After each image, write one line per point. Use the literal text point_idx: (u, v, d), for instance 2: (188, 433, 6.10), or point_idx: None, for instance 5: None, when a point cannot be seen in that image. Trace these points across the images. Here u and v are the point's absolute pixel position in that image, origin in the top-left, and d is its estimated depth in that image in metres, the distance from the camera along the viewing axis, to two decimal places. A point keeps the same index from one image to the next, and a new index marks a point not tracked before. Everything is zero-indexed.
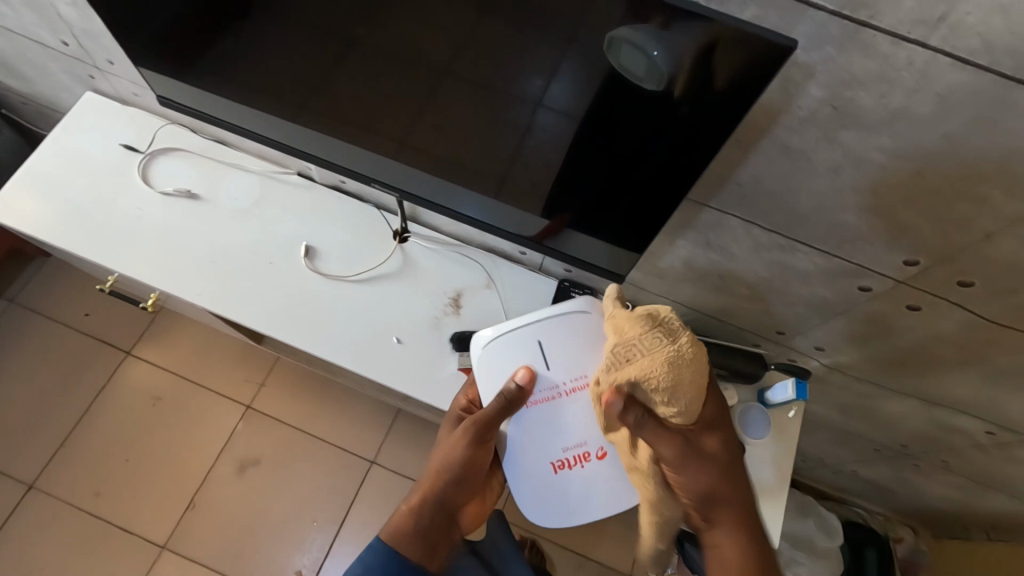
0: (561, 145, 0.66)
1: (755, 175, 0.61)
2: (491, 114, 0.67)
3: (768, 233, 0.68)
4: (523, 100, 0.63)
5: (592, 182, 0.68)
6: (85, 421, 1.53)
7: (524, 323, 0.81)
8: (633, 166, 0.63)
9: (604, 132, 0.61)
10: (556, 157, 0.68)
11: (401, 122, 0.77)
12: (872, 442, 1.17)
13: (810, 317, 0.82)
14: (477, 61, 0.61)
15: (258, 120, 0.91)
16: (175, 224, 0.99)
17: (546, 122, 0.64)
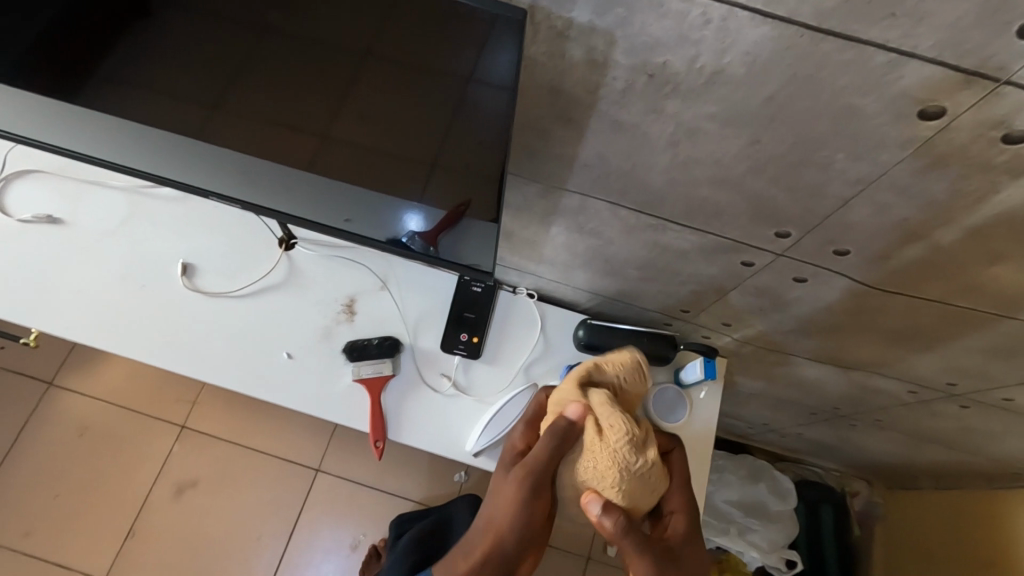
0: (458, 141, 0.57)
1: (598, 154, 0.56)
2: (424, 104, 0.54)
3: (634, 214, 0.64)
4: (460, 78, 0.50)
5: (450, 166, 0.60)
6: (9, 459, 1.46)
7: (474, 394, 0.90)
8: (488, 140, 0.55)
9: (477, 112, 0.53)
10: (442, 141, 0.57)
11: (229, 111, 0.64)
12: (807, 406, 1.14)
13: (705, 294, 0.78)
14: (403, 30, 0.48)
15: (79, 119, 0.74)
16: (38, 255, 0.92)
17: (483, 102, 0.52)
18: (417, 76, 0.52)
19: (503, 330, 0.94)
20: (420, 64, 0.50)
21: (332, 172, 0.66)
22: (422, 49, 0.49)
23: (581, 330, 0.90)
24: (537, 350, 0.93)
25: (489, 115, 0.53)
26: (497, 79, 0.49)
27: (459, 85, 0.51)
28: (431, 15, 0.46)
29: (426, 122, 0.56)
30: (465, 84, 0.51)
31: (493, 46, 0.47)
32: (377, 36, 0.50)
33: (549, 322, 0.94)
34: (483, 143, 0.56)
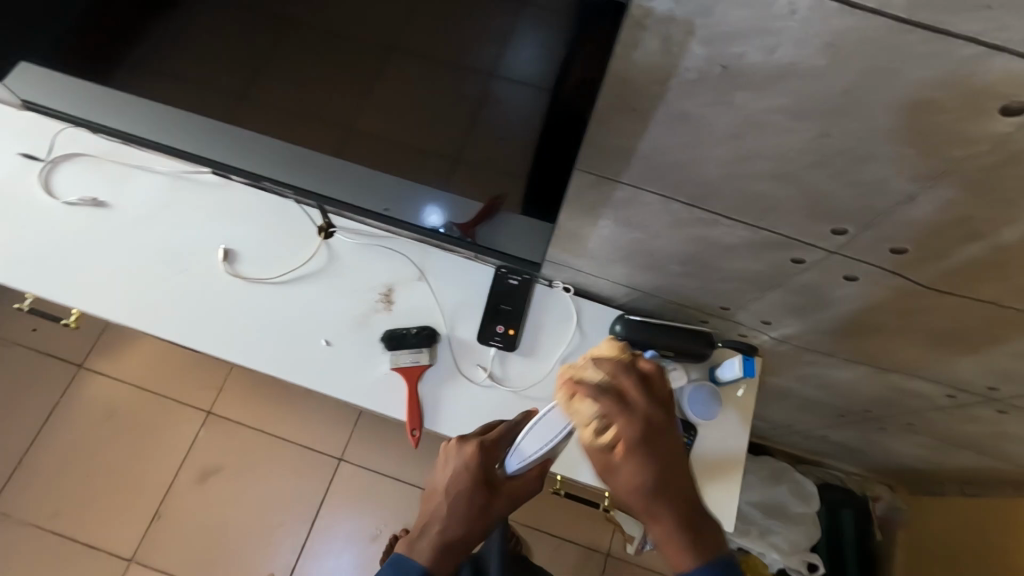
0: (521, 135, 0.57)
1: (656, 145, 0.56)
2: (496, 94, 0.54)
3: (685, 207, 0.64)
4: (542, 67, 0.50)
5: (514, 157, 0.59)
6: (41, 438, 1.49)
7: (507, 386, 0.90)
8: (560, 133, 0.55)
9: (554, 102, 0.52)
10: (510, 132, 0.57)
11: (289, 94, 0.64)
12: (837, 408, 1.13)
13: (748, 291, 0.78)
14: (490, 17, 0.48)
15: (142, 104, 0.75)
16: (82, 237, 0.93)
17: (511, 99, 0.54)
18: (490, 64, 0.52)
19: (539, 323, 0.94)
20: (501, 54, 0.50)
21: (382, 163, 0.67)
22: (506, 37, 0.49)
23: (618, 325, 0.90)
24: (572, 344, 0.93)
25: (566, 107, 0.52)
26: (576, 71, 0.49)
27: (539, 76, 0.51)
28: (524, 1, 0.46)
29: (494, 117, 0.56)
30: (543, 75, 0.51)
31: (578, 39, 0.47)
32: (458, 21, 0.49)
33: (584, 316, 0.95)
34: (553, 136, 0.55)
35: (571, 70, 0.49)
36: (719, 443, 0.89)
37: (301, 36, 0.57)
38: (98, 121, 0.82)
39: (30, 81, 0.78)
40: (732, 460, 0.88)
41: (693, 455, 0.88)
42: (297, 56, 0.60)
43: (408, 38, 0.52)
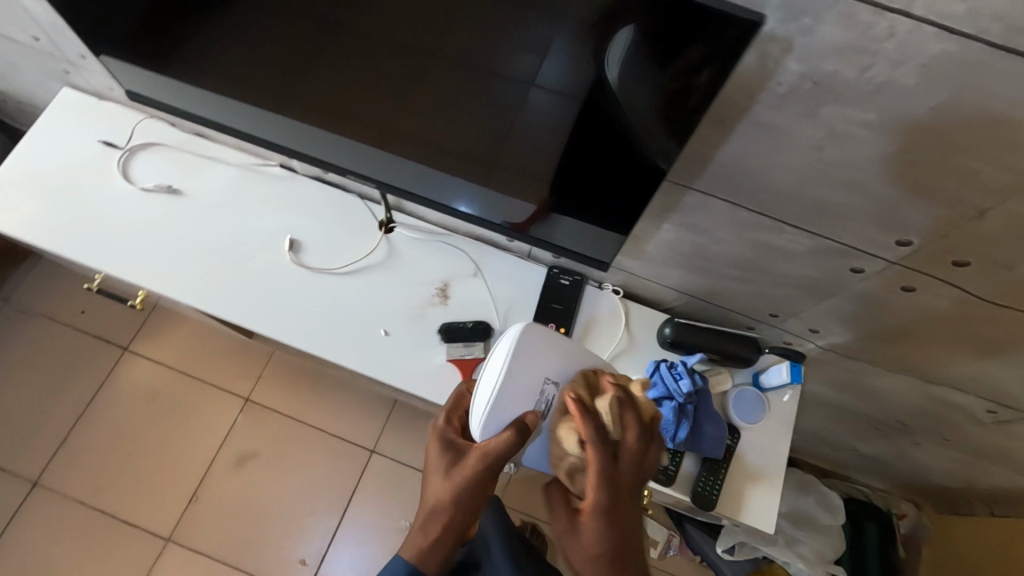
0: (620, 145, 0.61)
1: (735, 154, 0.59)
2: (599, 132, 0.61)
3: (752, 214, 0.66)
4: (646, 115, 0.56)
5: (610, 156, 0.63)
6: (86, 417, 1.54)
7: None
8: (659, 137, 0.58)
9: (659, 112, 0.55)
10: (609, 134, 0.60)
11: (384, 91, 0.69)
12: (872, 420, 1.15)
13: (801, 299, 0.81)
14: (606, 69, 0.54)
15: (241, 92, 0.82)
16: (157, 222, 0.97)
17: (541, 104, 0.62)
18: (600, 106, 0.58)
19: (588, 323, 0.97)
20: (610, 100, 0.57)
21: (466, 148, 0.73)
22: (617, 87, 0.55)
23: (667, 328, 0.93)
24: (620, 345, 0.96)
25: (670, 116, 0.55)
26: (678, 120, 0.55)
27: (642, 120, 0.57)
28: (639, 62, 0.52)
29: (595, 148, 0.63)
30: (644, 120, 0.57)
31: (683, 93, 0.52)
32: (578, 69, 0.55)
33: (632, 319, 0.98)
34: (652, 141, 0.59)
35: (672, 105, 0.54)
36: (762, 448, 0.91)
37: (405, 39, 0.61)
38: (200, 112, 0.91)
39: (136, 73, 0.88)
40: (774, 464, 0.91)
41: (736, 458, 0.91)
42: (396, 58, 0.64)
43: (522, 43, 0.56)
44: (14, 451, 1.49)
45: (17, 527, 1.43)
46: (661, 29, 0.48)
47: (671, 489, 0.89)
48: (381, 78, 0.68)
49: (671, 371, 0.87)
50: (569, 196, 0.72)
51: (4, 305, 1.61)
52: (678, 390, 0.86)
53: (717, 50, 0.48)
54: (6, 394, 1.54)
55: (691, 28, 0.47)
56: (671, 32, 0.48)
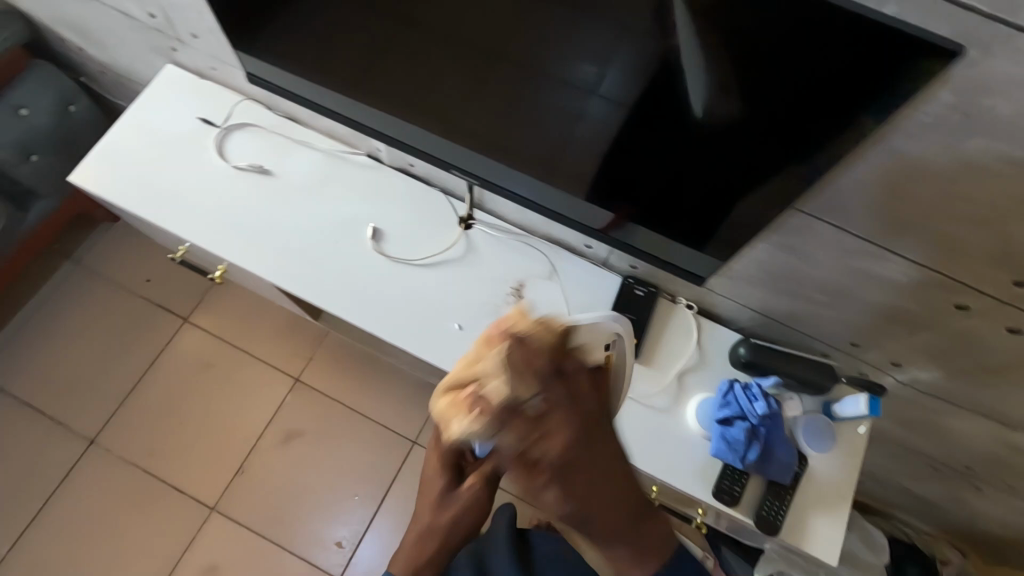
0: (762, 164, 0.60)
1: (858, 181, 0.59)
2: (729, 147, 0.60)
3: (859, 241, 0.66)
4: (788, 140, 0.55)
5: (746, 172, 0.62)
6: (143, 382, 1.59)
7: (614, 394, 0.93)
8: (807, 160, 0.57)
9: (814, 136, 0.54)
10: (750, 153, 0.59)
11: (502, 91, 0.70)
12: (936, 463, 1.12)
13: (891, 331, 0.79)
14: (756, 90, 0.53)
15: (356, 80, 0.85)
16: (248, 200, 1.01)
17: (599, 112, 0.66)
18: (747, 126, 0.56)
19: (658, 336, 0.97)
20: (751, 121, 0.56)
21: (574, 145, 0.75)
22: (763, 108, 0.54)
23: (741, 348, 0.92)
24: (691, 361, 0.95)
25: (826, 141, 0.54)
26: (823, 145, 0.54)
27: (782, 142, 0.56)
28: (797, 86, 0.50)
29: (719, 162, 0.63)
30: (785, 143, 0.56)
31: (838, 120, 0.51)
32: (738, 97, 0.54)
33: (704, 336, 0.97)
34: (798, 163, 0.57)
35: (833, 129, 0.52)
36: (830, 479, 0.90)
37: (534, 43, 0.62)
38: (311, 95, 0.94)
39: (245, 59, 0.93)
40: (840, 495, 0.89)
41: (802, 486, 0.90)
42: (522, 60, 0.65)
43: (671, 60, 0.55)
44: (74, 407, 1.55)
45: (71, 481, 1.49)
46: (834, 56, 0.47)
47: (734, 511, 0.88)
48: (504, 78, 0.70)
49: (745, 393, 0.88)
50: (691, 202, 0.72)
51: (76, 267, 1.68)
52: (753, 411, 0.87)
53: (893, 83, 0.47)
54: (71, 352, 1.60)
55: (868, 57, 0.46)
56: (843, 59, 0.47)
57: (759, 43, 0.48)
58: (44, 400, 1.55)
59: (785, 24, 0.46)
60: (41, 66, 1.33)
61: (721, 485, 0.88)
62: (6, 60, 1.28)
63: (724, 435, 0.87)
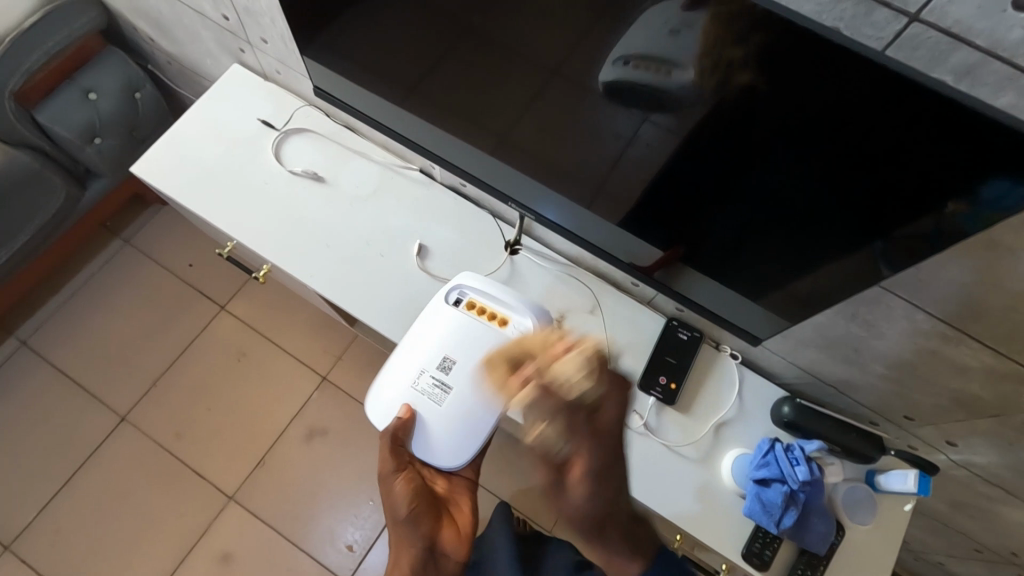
0: (852, 239, 0.57)
1: (942, 262, 0.57)
2: (814, 218, 0.58)
3: (933, 321, 0.64)
4: (881, 217, 0.53)
5: (834, 246, 0.59)
6: (176, 364, 1.62)
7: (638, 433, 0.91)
8: (905, 242, 0.54)
9: (913, 214, 0.51)
10: (842, 226, 0.57)
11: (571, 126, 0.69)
12: (978, 546, 1.06)
13: (952, 412, 0.76)
14: (847, 161, 0.51)
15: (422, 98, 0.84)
16: (300, 205, 1.01)
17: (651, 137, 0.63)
18: (835, 198, 0.55)
19: (698, 383, 0.94)
20: (803, 177, 0.55)
21: (635, 190, 0.72)
22: (800, 130, 0.51)
23: (786, 406, 0.89)
24: (730, 413, 0.92)
25: (924, 223, 0.51)
26: (851, 180, 0.53)
27: (827, 167, 0.53)
28: (818, 135, 0.51)
29: (756, 186, 0.59)
30: (832, 169, 0.53)
31: (890, 146, 0.48)
32: (828, 167, 0.53)
33: (746, 388, 0.94)
34: (893, 242, 0.54)
35: (935, 212, 0.49)
36: (868, 554, 0.86)
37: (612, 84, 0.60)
38: (374, 111, 0.95)
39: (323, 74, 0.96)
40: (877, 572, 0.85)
41: (837, 558, 0.86)
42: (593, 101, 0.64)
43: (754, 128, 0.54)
44: (109, 382, 1.59)
45: (100, 454, 1.52)
46: (857, 109, 0.47)
47: (763, 574, 0.85)
48: (572, 115, 0.69)
49: (787, 455, 0.84)
50: (767, 266, 0.69)
51: (124, 245, 1.72)
52: (793, 475, 0.83)
53: (962, 116, 0.43)
54: (111, 328, 1.64)
55: (910, 79, 0.43)
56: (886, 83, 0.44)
57: (853, 115, 0.48)
58: (82, 372, 1.59)
59: (800, 68, 0.47)
60: (114, 52, 1.35)
61: (750, 547, 0.85)
62: (84, 45, 1.30)
63: (760, 495, 0.83)
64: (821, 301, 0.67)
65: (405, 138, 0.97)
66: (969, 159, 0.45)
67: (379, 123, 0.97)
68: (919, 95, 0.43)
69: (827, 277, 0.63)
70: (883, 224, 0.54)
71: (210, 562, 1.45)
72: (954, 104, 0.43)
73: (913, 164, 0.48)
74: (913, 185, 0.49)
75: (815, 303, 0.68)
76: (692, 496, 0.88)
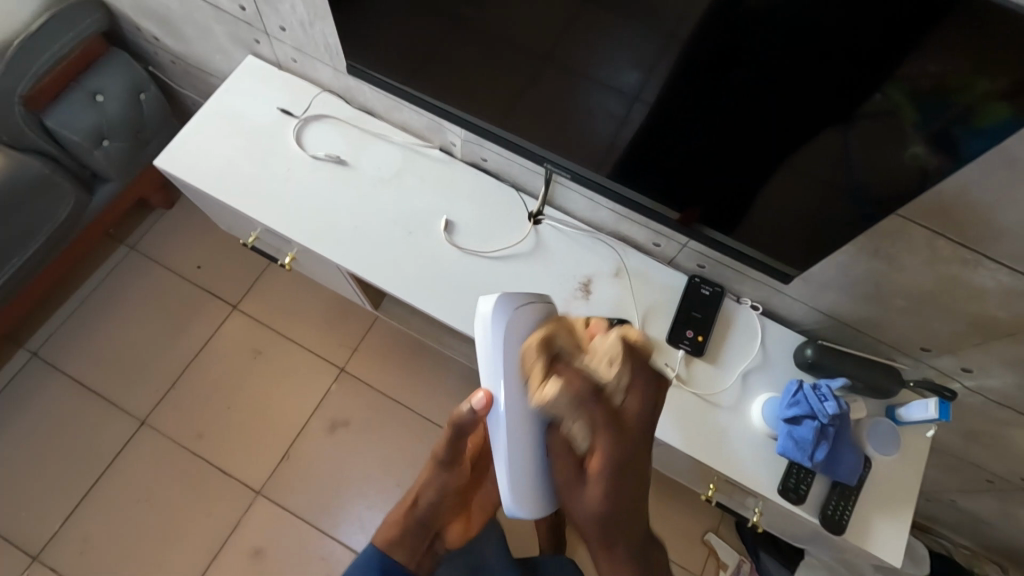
0: (853, 183, 0.65)
1: (961, 185, 0.63)
2: (812, 159, 0.66)
3: (952, 245, 0.69)
4: (874, 161, 0.61)
5: (835, 187, 0.67)
6: (193, 366, 1.62)
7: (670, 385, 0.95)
8: (893, 186, 0.62)
9: (908, 160, 0.59)
10: (841, 168, 0.64)
11: (604, 86, 0.73)
12: (990, 476, 1.11)
13: (967, 337, 0.81)
14: (847, 108, 0.59)
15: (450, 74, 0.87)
16: (327, 188, 1.04)
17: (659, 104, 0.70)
18: (835, 145, 0.63)
19: (723, 335, 0.99)
20: (807, 124, 0.62)
21: (664, 145, 0.76)
22: (790, 95, 0.61)
23: (808, 349, 0.93)
24: (756, 360, 0.97)
25: (911, 168, 0.60)
26: (850, 127, 0.60)
27: (809, 128, 0.63)
28: (825, 82, 0.57)
29: (748, 146, 0.69)
30: (815, 130, 0.62)
31: (865, 112, 0.58)
32: (830, 114, 0.60)
33: (768, 336, 0.99)
34: (888, 185, 0.63)
35: (923, 160, 0.59)
36: (895, 481, 0.91)
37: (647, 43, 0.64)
38: (398, 82, 0.94)
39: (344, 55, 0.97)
40: (905, 498, 0.90)
41: (866, 488, 0.91)
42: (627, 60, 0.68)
43: (767, 77, 0.60)
44: (126, 387, 1.59)
45: (122, 459, 1.52)
46: (863, 58, 0.54)
47: (798, 508, 0.90)
48: (603, 78, 0.72)
49: (816, 393, 0.88)
50: (778, 210, 0.76)
51: (130, 251, 1.72)
52: (823, 411, 0.86)
53: (931, 87, 0.53)
54: (123, 334, 1.64)
55: (890, 54, 0.52)
56: (868, 58, 0.53)
57: (857, 65, 0.55)
58: (98, 380, 1.59)
59: (816, 20, 0.53)
60: (117, 54, 1.36)
61: (785, 483, 0.89)
62: (87, 49, 1.31)
63: (791, 433, 0.88)
64: (830, 241, 0.74)
65: (432, 115, 1.00)
66: (958, 112, 0.53)
67: (395, 88, 0.95)
68: (922, 48, 0.50)
69: (834, 218, 0.71)
70: (868, 183, 0.64)
71: (243, 559, 1.45)
72: (923, 79, 0.52)
73: (888, 130, 0.58)
74: (896, 148, 0.59)
75: (835, 240, 0.74)
76: (726, 441, 0.93)
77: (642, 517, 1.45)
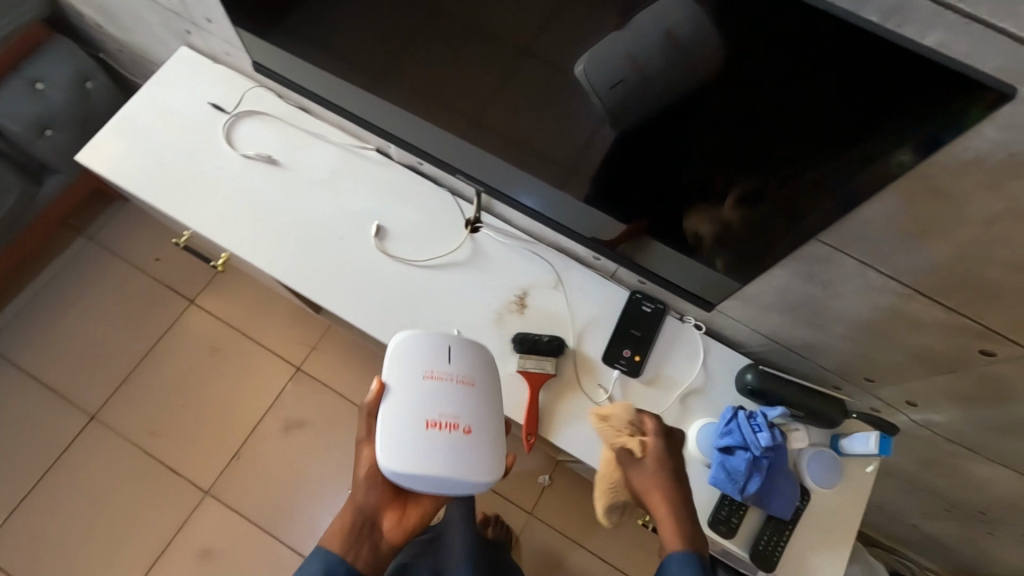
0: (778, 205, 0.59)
1: (887, 215, 0.57)
2: (742, 174, 0.59)
3: (885, 277, 0.64)
4: (808, 172, 0.54)
5: (762, 210, 0.61)
6: (147, 361, 1.59)
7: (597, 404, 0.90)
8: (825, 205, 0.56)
9: (842, 174, 0.53)
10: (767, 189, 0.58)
11: (520, 89, 0.68)
12: (948, 505, 1.06)
13: (910, 370, 0.76)
14: (775, 115, 0.51)
15: (371, 71, 0.82)
16: (254, 188, 0.99)
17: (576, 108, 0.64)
18: (764, 158, 0.56)
19: (665, 354, 0.94)
20: (734, 135, 0.55)
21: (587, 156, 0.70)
22: (725, 104, 0.53)
23: (749, 374, 0.88)
24: (694, 383, 0.92)
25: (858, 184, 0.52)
26: (783, 136, 0.53)
27: (747, 142, 0.55)
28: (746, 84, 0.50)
29: (692, 162, 0.61)
30: (740, 143, 0.56)
31: (828, 132, 0.50)
32: (754, 128, 0.53)
33: (711, 357, 0.94)
34: (823, 204, 0.56)
35: (857, 178, 0.52)
36: (835, 516, 0.86)
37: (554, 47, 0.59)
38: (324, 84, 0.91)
39: (270, 54, 0.92)
40: (843, 533, 0.86)
41: (803, 521, 0.86)
42: (537, 62, 0.62)
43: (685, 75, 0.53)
44: (78, 382, 1.56)
45: (70, 456, 1.50)
46: (786, 56, 0.47)
47: (730, 541, 0.85)
48: (516, 78, 0.67)
49: (750, 422, 0.83)
50: (710, 230, 0.69)
51: (87, 242, 1.69)
52: (755, 442, 0.82)
53: (879, 90, 0.45)
54: (77, 327, 1.61)
55: (815, 48, 0.45)
56: (847, 63, 0.45)
57: (779, 66, 0.47)
58: (50, 374, 1.56)
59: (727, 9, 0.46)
60: (60, 43, 1.32)
61: (717, 515, 0.85)
62: (25, 36, 1.27)
63: (724, 464, 0.83)
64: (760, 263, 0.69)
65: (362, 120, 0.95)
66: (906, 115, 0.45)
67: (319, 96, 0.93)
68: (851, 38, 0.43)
69: (763, 240, 0.65)
70: (796, 209, 0.58)
71: (188, 560, 1.43)
72: (866, 79, 0.45)
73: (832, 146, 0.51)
74: (829, 170, 0.53)
75: (765, 263, 0.68)
76: None
77: (596, 529, 1.41)
